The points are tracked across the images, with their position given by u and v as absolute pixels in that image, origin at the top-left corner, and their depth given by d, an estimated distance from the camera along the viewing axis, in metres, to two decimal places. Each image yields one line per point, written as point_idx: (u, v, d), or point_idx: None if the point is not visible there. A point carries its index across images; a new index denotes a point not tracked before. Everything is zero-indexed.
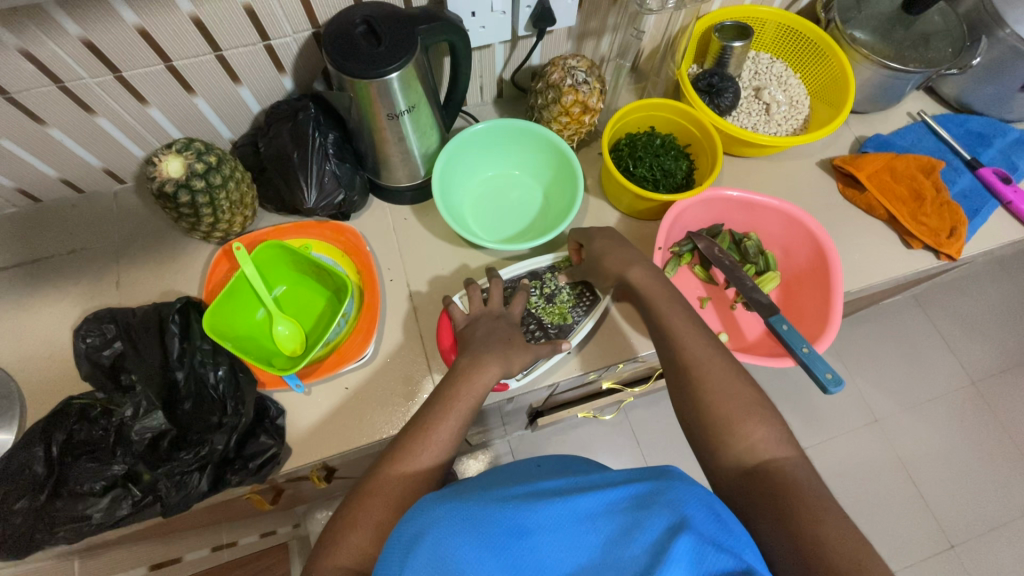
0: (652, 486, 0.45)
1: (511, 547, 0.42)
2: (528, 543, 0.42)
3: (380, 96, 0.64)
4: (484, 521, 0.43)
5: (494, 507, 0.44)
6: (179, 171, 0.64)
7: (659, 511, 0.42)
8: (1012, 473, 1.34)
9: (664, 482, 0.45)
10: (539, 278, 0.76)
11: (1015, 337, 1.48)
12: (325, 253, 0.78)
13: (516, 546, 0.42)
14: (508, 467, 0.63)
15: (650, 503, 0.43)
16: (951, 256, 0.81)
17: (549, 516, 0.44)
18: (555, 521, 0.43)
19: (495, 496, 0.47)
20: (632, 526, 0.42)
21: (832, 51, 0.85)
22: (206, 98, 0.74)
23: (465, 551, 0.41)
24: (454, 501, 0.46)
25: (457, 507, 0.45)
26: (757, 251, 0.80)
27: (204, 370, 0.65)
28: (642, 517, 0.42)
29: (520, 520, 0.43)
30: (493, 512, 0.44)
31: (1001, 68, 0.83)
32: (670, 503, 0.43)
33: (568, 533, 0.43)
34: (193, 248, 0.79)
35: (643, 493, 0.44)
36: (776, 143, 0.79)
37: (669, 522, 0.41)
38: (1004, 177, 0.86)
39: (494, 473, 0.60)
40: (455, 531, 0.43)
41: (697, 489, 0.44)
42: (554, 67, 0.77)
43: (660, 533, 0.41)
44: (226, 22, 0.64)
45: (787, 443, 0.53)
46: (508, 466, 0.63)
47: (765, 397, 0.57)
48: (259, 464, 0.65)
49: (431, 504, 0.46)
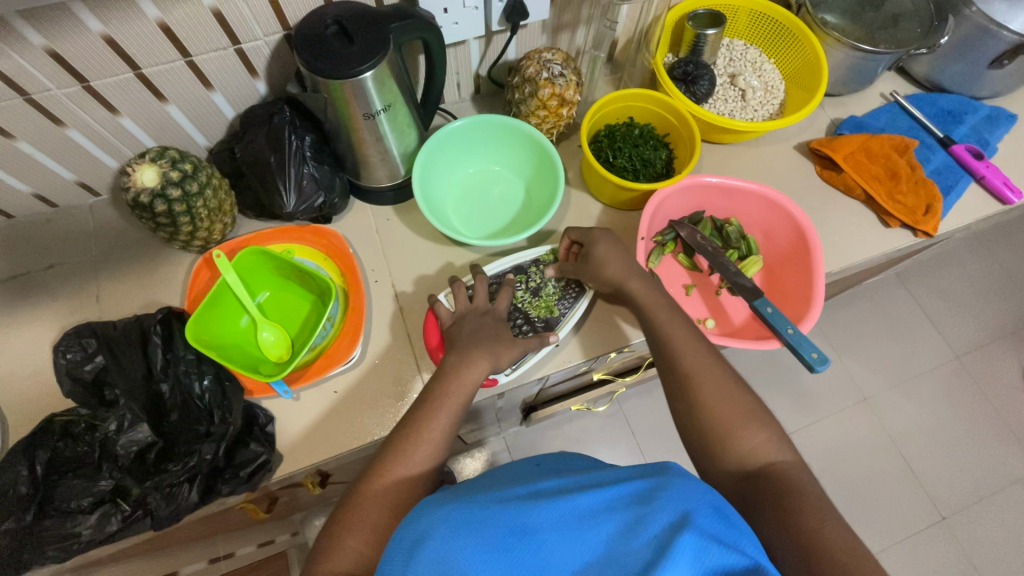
0: (653, 482, 0.46)
1: (514, 546, 0.42)
2: (529, 541, 0.43)
3: (355, 96, 0.64)
4: (486, 522, 0.44)
5: (497, 508, 0.45)
6: (154, 180, 0.63)
7: (661, 506, 0.43)
8: (997, 443, 1.37)
9: (664, 479, 0.46)
10: (524, 273, 0.76)
11: (996, 311, 1.51)
12: (308, 257, 0.77)
13: (518, 544, 0.42)
14: (506, 468, 0.64)
15: (652, 498, 0.44)
16: (927, 233, 0.83)
17: (550, 514, 0.44)
18: (556, 520, 0.44)
19: (495, 497, 0.47)
20: (635, 522, 0.43)
21: (804, 35, 0.86)
22: (178, 105, 0.73)
23: (468, 554, 0.42)
24: (454, 504, 0.46)
25: (458, 508, 0.45)
26: (739, 236, 0.80)
27: (188, 380, 0.65)
28: (645, 512, 0.43)
29: (521, 519, 0.44)
30: (495, 514, 0.44)
31: (970, 46, 0.85)
32: (672, 498, 0.44)
33: (570, 529, 0.43)
34: (173, 258, 0.78)
35: (645, 489, 0.45)
36: (753, 128, 0.80)
37: (672, 518, 0.42)
38: (976, 153, 0.88)
39: (494, 474, 0.61)
40: (458, 533, 0.43)
41: (699, 483, 0.45)
42: (530, 60, 0.77)
43: (664, 527, 0.42)
44: (195, 27, 0.63)
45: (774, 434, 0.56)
46: (505, 466, 0.65)
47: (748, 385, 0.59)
48: (249, 473, 0.64)
49: (431, 507, 0.46)
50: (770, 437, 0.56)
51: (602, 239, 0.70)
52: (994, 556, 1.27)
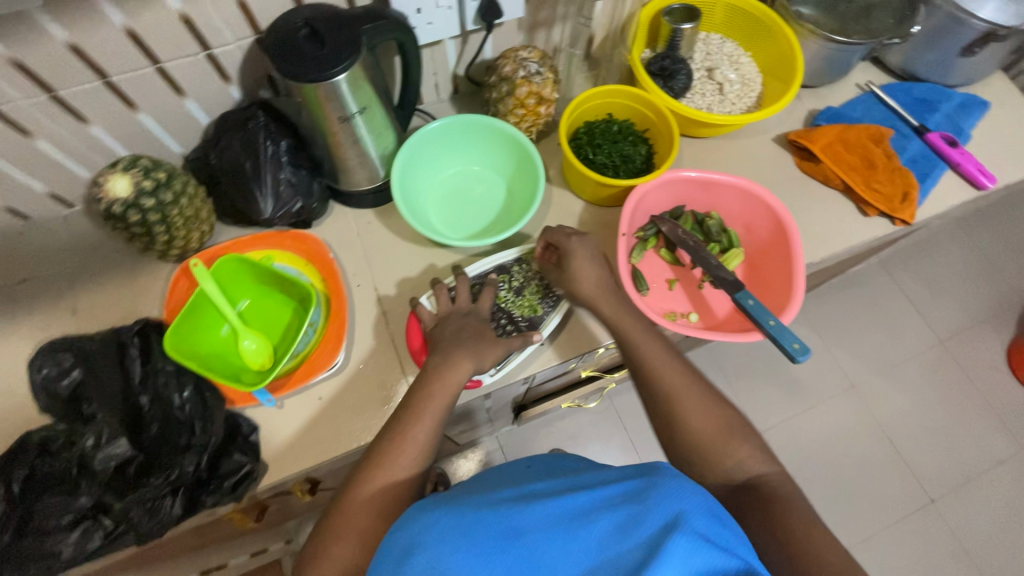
0: (645, 483, 0.46)
1: (504, 548, 0.43)
2: (519, 542, 0.43)
3: (329, 99, 0.63)
4: (476, 525, 0.44)
5: (488, 512, 0.46)
6: (127, 190, 0.62)
7: (652, 506, 0.44)
8: (982, 425, 1.39)
9: (656, 480, 0.46)
10: (507, 272, 0.75)
11: (979, 294, 1.53)
12: (287, 263, 0.77)
13: (508, 547, 0.43)
14: (497, 470, 0.64)
15: (643, 499, 0.44)
16: (905, 221, 0.84)
17: (539, 516, 0.45)
18: (546, 521, 0.44)
19: (485, 502, 0.48)
20: (627, 521, 0.43)
21: (779, 28, 0.86)
22: (150, 113, 0.71)
23: (459, 558, 0.42)
24: (446, 509, 0.47)
25: (448, 514, 0.46)
26: (720, 230, 0.81)
27: (167, 392, 0.64)
28: (637, 511, 0.43)
29: (511, 522, 0.45)
30: (487, 517, 0.45)
31: (942, 35, 0.86)
32: (664, 498, 0.44)
33: (561, 529, 0.44)
34: (149, 268, 0.77)
35: (636, 489, 0.46)
36: (731, 122, 0.80)
37: (664, 518, 0.42)
38: (951, 141, 0.89)
39: (485, 478, 0.61)
40: (449, 537, 0.44)
41: (690, 486, 0.46)
42: (506, 59, 0.78)
43: (655, 527, 0.42)
44: (164, 33, 0.63)
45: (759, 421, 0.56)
46: (495, 468, 0.65)
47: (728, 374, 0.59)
48: (234, 484, 0.64)
49: (424, 512, 0.47)
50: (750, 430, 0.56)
51: (583, 239, 0.70)
52: (982, 535, 1.29)
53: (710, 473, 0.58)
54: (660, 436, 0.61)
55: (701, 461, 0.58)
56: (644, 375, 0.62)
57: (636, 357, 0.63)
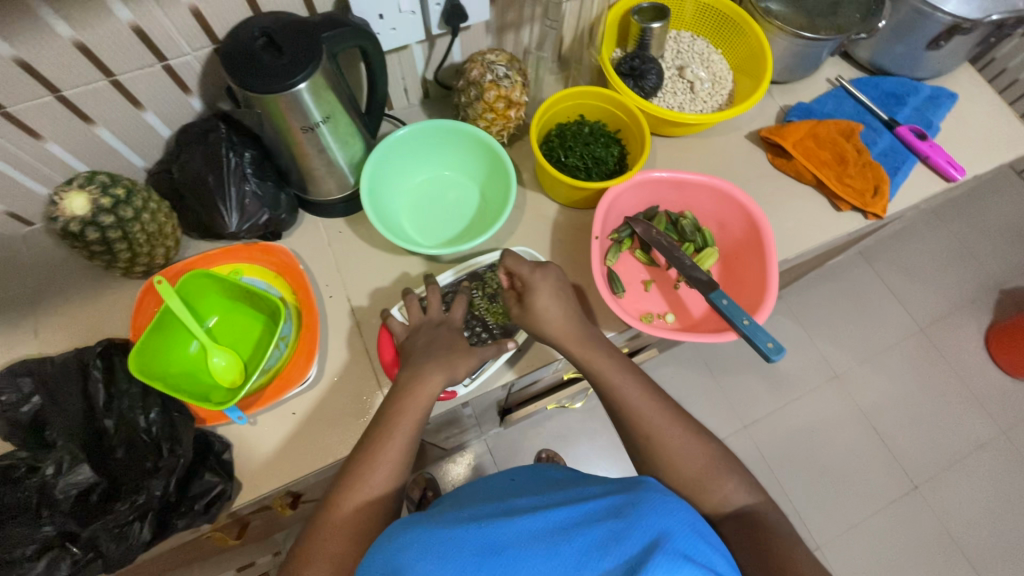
0: (627, 498, 0.47)
1: (486, 563, 0.43)
2: (501, 559, 0.43)
3: (291, 109, 0.61)
4: (459, 542, 0.45)
5: (470, 529, 0.46)
6: (85, 208, 0.60)
7: (634, 523, 0.44)
8: (963, 410, 1.41)
9: (637, 495, 0.47)
10: (480, 279, 0.74)
11: (957, 281, 1.55)
12: (256, 276, 0.76)
13: (491, 563, 0.43)
14: (480, 484, 0.65)
15: (625, 514, 0.45)
16: (877, 215, 0.84)
17: (522, 532, 0.45)
18: (529, 537, 0.45)
19: (467, 519, 0.48)
20: (609, 536, 0.44)
21: (748, 25, 0.86)
22: (108, 127, 0.69)
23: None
24: (428, 526, 0.47)
25: (429, 530, 0.46)
26: (694, 229, 0.81)
27: (133, 414, 0.62)
28: (619, 527, 0.44)
29: (493, 539, 0.45)
30: (469, 535, 0.45)
31: (908, 29, 0.86)
32: (645, 515, 0.45)
33: (544, 546, 0.44)
34: (114, 286, 0.75)
35: (618, 504, 0.47)
36: (703, 120, 0.80)
37: (647, 537, 0.43)
38: (920, 134, 0.89)
39: (470, 492, 0.62)
40: (432, 554, 0.44)
41: (671, 500, 0.47)
42: (473, 63, 0.77)
43: (637, 545, 0.43)
44: (117, 45, 0.61)
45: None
46: (478, 483, 0.65)
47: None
48: (206, 505, 0.63)
49: (405, 527, 0.47)
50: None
51: None
52: (965, 519, 1.31)
53: (688, 478, 0.57)
54: (637, 441, 0.61)
55: (678, 466, 0.58)
56: (620, 381, 0.62)
57: (611, 361, 0.63)
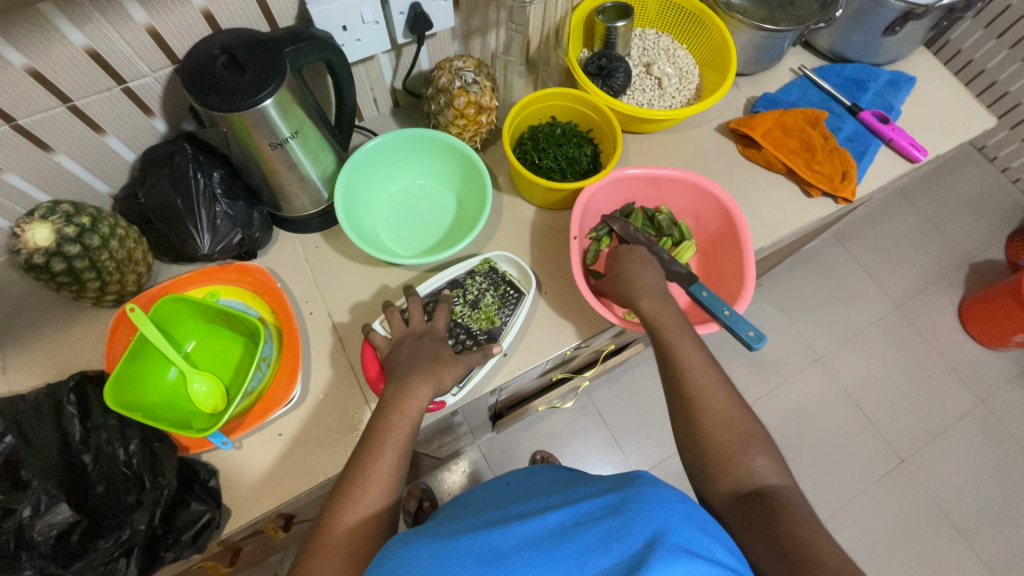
0: (625, 494, 0.47)
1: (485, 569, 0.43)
2: (503, 563, 0.43)
3: (257, 126, 0.60)
4: (460, 551, 0.45)
5: (471, 538, 0.46)
6: (49, 239, 0.58)
7: (633, 519, 0.44)
8: (942, 383, 1.45)
9: (634, 490, 0.48)
10: (460, 286, 0.74)
11: (929, 258, 1.59)
12: (234, 297, 0.75)
13: (493, 567, 0.43)
14: (478, 492, 0.66)
15: (622, 510, 0.46)
16: (847, 199, 0.86)
17: (522, 537, 0.46)
18: (529, 542, 0.45)
19: (468, 528, 0.49)
20: (608, 535, 0.44)
21: (710, 20, 0.88)
22: (69, 154, 0.67)
23: None
24: (428, 540, 0.47)
25: (429, 543, 0.46)
26: (670, 223, 0.81)
27: (112, 447, 0.60)
28: (618, 524, 0.44)
29: (494, 546, 0.45)
30: (470, 544, 0.45)
31: (864, 17, 0.89)
32: (644, 510, 0.45)
33: (544, 548, 0.44)
34: (84, 317, 0.73)
35: (616, 501, 0.47)
36: (672, 116, 0.81)
37: (645, 532, 0.43)
38: (882, 118, 0.91)
39: (472, 499, 0.62)
40: (430, 564, 0.44)
41: (668, 493, 0.47)
42: (441, 70, 0.76)
43: (637, 541, 0.43)
44: (73, 70, 0.59)
45: (733, 407, 0.58)
46: (476, 490, 0.66)
47: (702, 360, 0.61)
48: (193, 535, 0.62)
49: (404, 541, 0.47)
50: (731, 413, 0.58)
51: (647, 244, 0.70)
52: (950, 488, 1.34)
53: None
54: None
55: None
56: (677, 339, 0.61)
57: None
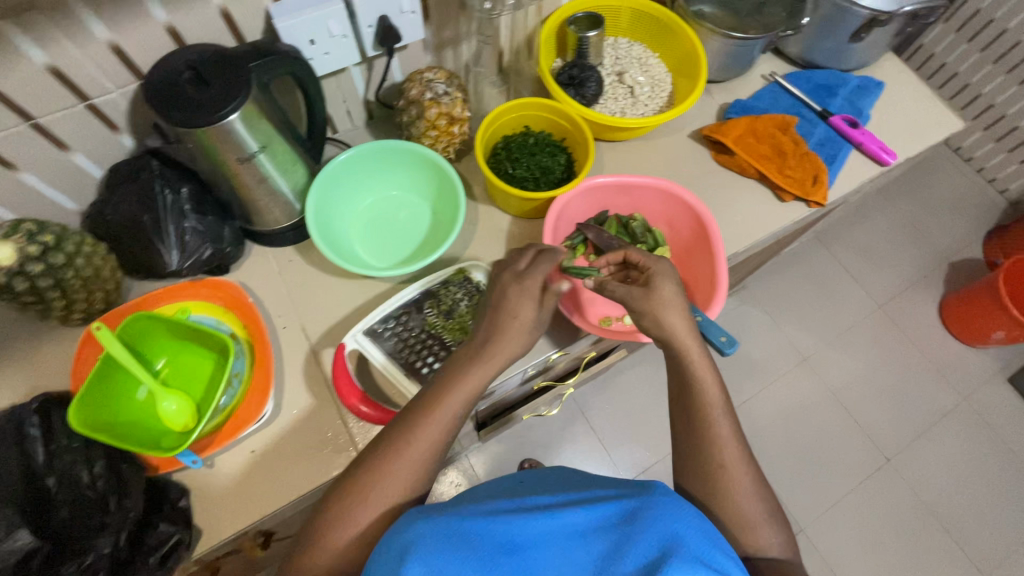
0: (642, 501, 0.46)
1: (502, 560, 0.41)
2: (518, 557, 0.42)
3: (224, 141, 0.60)
4: (476, 532, 0.42)
5: (487, 520, 0.44)
6: (11, 258, 0.56)
7: (649, 529, 0.44)
8: (926, 381, 1.46)
9: (651, 498, 0.47)
10: (434, 296, 0.73)
11: (909, 258, 1.61)
12: (206, 313, 0.74)
13: (510, 560, 0.41)
14: None
15: (639, 519, 0.45)
16: (819, 203, 0.86)
17: (540, 531, 0.44)
18: (545, 536, 0.43)
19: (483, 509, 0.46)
20: (625, 542, 0.43)
21: (680, 29, 0.89)
22: (34, 172, 0.67)
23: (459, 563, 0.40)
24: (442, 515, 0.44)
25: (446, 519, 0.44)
26: (645, 231, 0.81)
27: (77, 470, 0.59)
28: (634, 532, 0.44)
29: (512, 534, 0.43)
30: (488, 527, 0.43)
31: (831, 24, 0.90)
32: (659, 520, 0.44)
33: (558, 547, 0.43)
34: (53, 337, 0.72)
35: (632, 508, 0.46)
36: (644, 124, 0.82)
37: (659, 542, 0.43)
38: (852, 123, 0.93)
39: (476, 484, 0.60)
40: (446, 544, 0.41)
41: (681, 505, 0.46)
42: (412, 82, 0.77)
43: (652, 550, 0.42)
44: (34, 87, 0.59)
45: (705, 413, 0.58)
46: None
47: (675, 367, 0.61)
48: (161, 557, 0.61)
49: (418, 517, 0.44)
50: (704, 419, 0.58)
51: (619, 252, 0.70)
52: (936, 486, 1.35)
53: None
54: None
55: None
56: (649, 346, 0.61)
57: (674, 300, 0.62)
